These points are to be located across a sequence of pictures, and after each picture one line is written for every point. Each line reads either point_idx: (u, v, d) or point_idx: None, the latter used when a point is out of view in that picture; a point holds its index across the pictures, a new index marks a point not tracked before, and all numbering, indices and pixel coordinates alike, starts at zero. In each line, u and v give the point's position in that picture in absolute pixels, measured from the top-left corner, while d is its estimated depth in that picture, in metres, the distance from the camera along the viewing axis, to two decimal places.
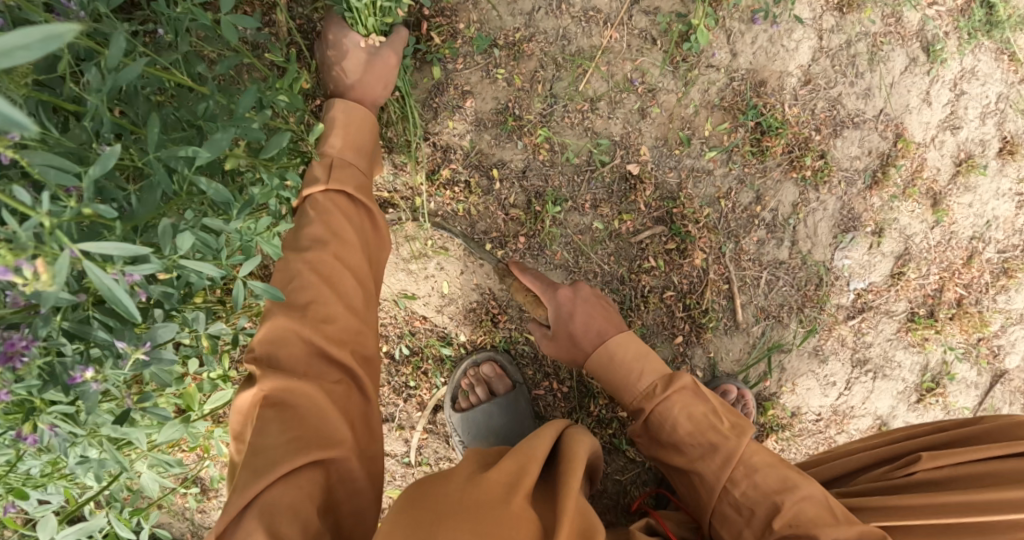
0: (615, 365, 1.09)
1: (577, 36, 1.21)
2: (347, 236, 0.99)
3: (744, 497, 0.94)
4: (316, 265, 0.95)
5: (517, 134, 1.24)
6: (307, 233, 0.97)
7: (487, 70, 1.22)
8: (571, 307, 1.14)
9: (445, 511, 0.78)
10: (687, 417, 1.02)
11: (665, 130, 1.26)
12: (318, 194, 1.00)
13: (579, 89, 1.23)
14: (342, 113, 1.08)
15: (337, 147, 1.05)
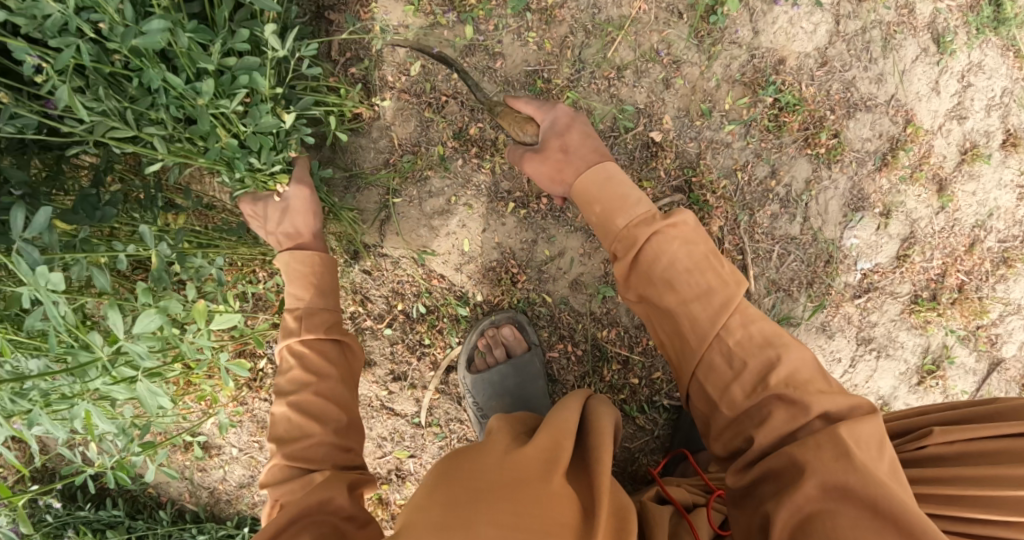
0: (612, 188, 1.03)
1: (607, 5, 1.25)
2: (325, 378, 1.06)
3: (737, 348, 0.88)
4: (300, 408, 1.03)
5: (545, 97, 1.28)
6: (288, 380, 1.06)
7: (519, 33, 1.26)
8: (569, 122, 1.12)
9: (482, 489, 0.77)
10: (684, 252, 0.94)
11: (688, 101, 1.30)
12: (294, 349, 1.09)
13: (607, 57, 1.27)
14: (297, 262, 1.13)
15: (299, 300, 1.12)
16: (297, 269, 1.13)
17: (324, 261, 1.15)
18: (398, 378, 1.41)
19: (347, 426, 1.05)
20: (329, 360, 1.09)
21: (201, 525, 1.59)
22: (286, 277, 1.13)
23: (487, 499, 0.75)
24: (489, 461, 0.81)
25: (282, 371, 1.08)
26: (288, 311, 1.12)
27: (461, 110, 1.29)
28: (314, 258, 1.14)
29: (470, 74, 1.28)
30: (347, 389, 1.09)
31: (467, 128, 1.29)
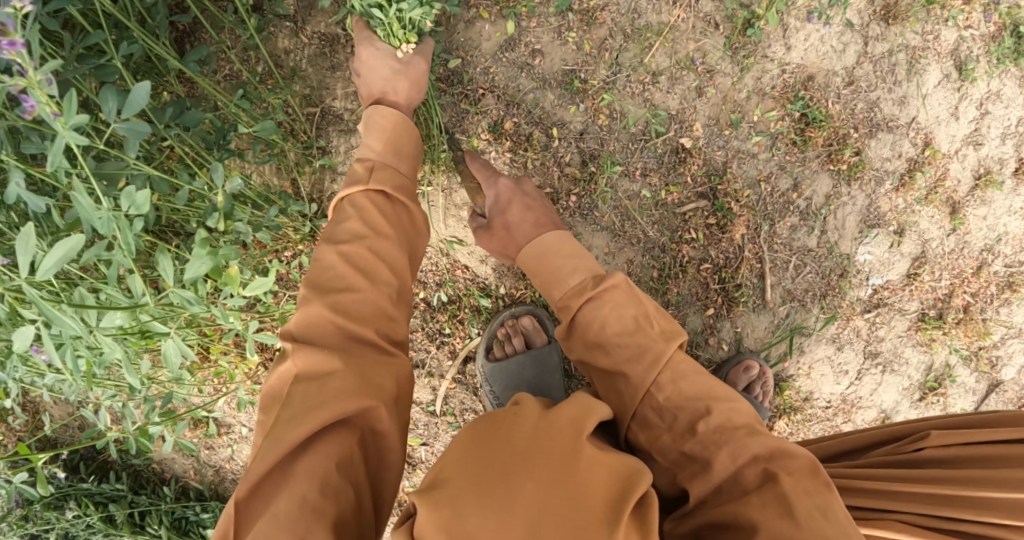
0: (549, 259, 1.01)
1: (647, 11, 1.28)
2: (384, 237, 0.99)
3: (668, 403, 0.84)
4: (351, 257, 0.95)
5: (580, 97, 1.31)
6: (343, 229, 0.98)
7: (559, 32, 1.28)
8: (510, 195, 1.13)
9: (518, 446, 0.73)
10: (614, 313, 0.91)
11: (718, 110, 1.33)
12: (355, 195, 1.01)
13: (644, 62, 1.30)
14: (382, 118, 1.09)
15: (375, 152, 1.07)
16: (381, 126, 1.09)
17: (406, 127, 1.12)
18: (416, 366, 1.42)
19: (398, 292, 0.98)
20: (390, 221, 1.02)
21: (205, 503, 1.60)
22: (366, 129, 1.09)
23: (520, 458, 0.71)
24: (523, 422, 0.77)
25: (339, 218, 1.00)
26: (359, 161, 1.07)
27: (497, 104, 1.31)
28: (400, 123, 1.10)
29: (508, 69, 1.30)
30: (402, 253, 1.01)
31: (502, 122, 1.31)
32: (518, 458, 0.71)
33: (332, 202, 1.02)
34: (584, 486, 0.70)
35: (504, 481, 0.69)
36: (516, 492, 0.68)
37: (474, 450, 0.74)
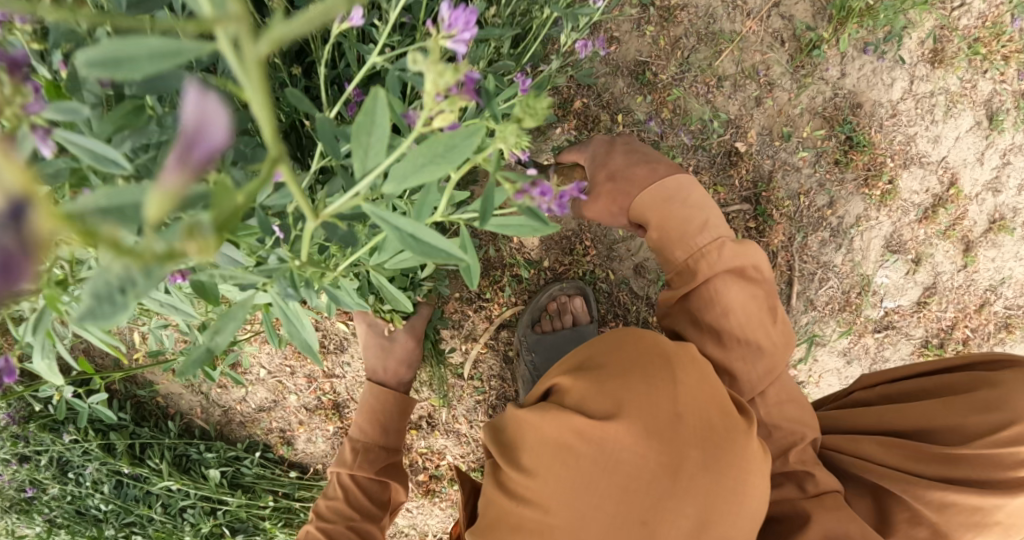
0: (674, 210, 0.97)
1: (722, 18, 1.35)
2: (368, 517, 1.16)
3: (781, 421, 0.97)
4: (337, 517, 1.13)
5: (649, 89, 1.37)
6: (332, 503, 1.15)
7: (638, 24, 1.34)
8: (608, 151, 1.06)
9: (679, 353, 0.81)
10: (741, 297, 0.94)
11: (772, 122, 1.41)
12: (344, 477, 1.17)
13: (712, 65, 1.37)
14: (371, 406, 1.25)
15: (363, 435, 1.23)
16: (371, 408, 1.25)
17: (398, 403, 1.27)
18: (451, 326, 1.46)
19: None
20: (374, 500, 1.19)
21: (210, 443, 1.57)
22: (360, 408, 1.26)
23: (682, 361, 0.79)
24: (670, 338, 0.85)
25: (331, 494, 1.18)
26: (349, 441, 1.23)
27: (569, 84, 1.37)
28: (389, 399, 1.25)
29: (587, 51, 1.36)
30: (381, 514, 1.19)
31: (572, 100, 1.37)
32: (681, 360, 0.79)
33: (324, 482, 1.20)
34: (724, 397, 0.79)
35: (674, 372, 0.77)
36: (683, 384, 0.76)
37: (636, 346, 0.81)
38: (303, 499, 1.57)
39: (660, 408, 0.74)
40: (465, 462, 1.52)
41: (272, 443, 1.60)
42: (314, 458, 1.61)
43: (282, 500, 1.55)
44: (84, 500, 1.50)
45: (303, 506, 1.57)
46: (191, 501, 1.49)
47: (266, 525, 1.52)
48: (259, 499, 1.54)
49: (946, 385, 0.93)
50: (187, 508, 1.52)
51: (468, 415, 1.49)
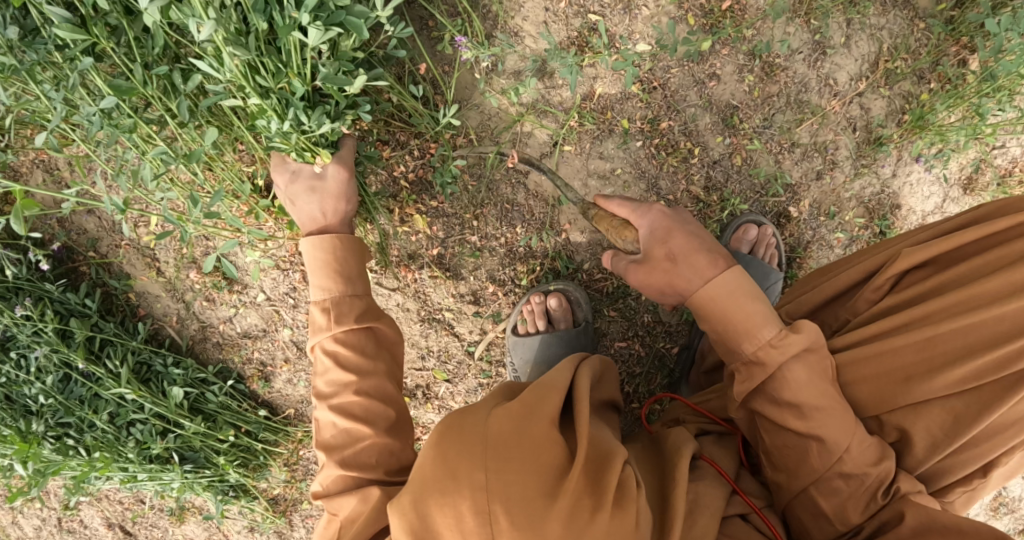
0: (743, 302, 0.94)
1: (813, 90, 1.44)
2: (366, 374, 1.04)
3: (855, 469, 0.90)
4: (345, 411, 1.02)
5: (732, 132, 1.42)
6: (334, 383, 1.04)
7: (740, 70, 1.41)
8: (669, 229, 1.01)
9: (473, 443, 0.81)
10: (805, 381, 0.91)
11: (823, 197, 1.48)
12: (328, 343, 1.06)
13: (792, 129, 1.44)
14: (324, 252, 1.13)
15: (327, 290, 1.10)
16: (320, 262, 1.12)
17: (346, 245, 1.14)
18: (473, 302, 1.43)
19: (394, 420, 1.04)
20: (367, 354, 1.06)
21: (178, 357, 1.42)
22: (311, 268, 1.13)
23: (472, 454, 0.80)
24: (472, 421, 0.84)
25: (320, 369, 1.06)
26: (317, 303, 1.11)
27: (662, 102, 1.40)
28: (339, 244, 1.13)
29: (689, 78, 1.40)
30: (392, 383, 1.07)
31: (659, 119, 1.40)
32: (472, 454, 0.80)
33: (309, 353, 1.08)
34: (512, 451, 0.80)
35: (458, 480, 0.78)
36: (468, 486, 0.78)
37: (432, 453, 0.82)
38: (265, 441, 1.46)
39: (453, 524, 0.77)
40: None
41: (246, 375, 1.46)
42: (286, 401, 1.49)
43: (243, 438, 1.43)
44: (19, 387, 1.33)
45: (264, 449, 1.46)
46: (145, 416, 1.35)
47: (220, 461, 1.40)
48: (218, 431, 1.41)
49: (958, 276, 0.95)
50: (136, 423, 1.38)
51: (467, 395, 1.46)
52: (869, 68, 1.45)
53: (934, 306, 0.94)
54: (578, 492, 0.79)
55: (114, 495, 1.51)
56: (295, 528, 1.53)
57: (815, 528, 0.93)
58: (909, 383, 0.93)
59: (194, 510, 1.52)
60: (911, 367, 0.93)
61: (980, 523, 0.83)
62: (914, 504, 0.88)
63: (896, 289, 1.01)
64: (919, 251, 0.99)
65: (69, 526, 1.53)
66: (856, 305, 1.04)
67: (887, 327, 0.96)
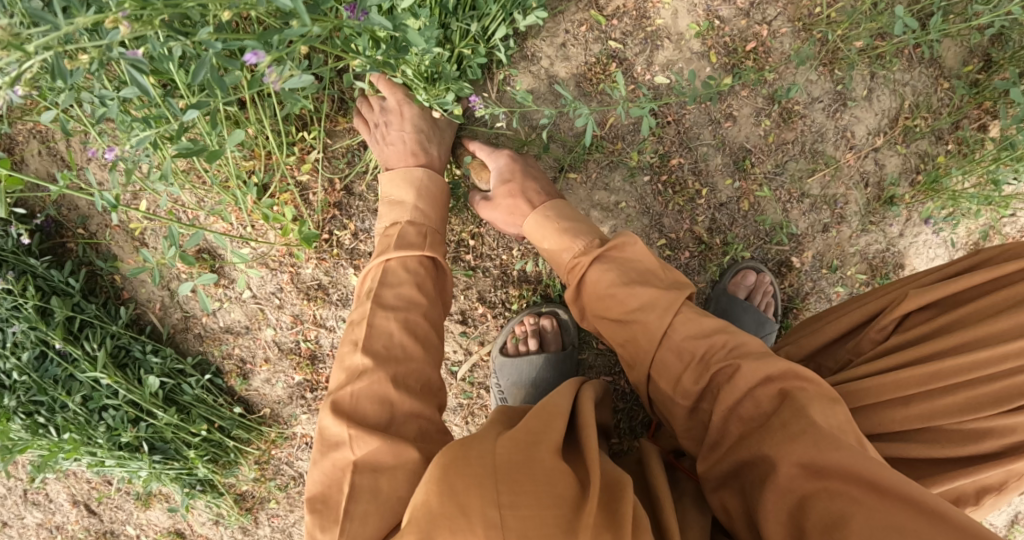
0: (559, 222, 1.13)
1: (829, 141, 1.41)
2: (436, 303, 1.10)
3: (684, 342, 0.95)
4: (408, 328, 1.04)
5: (742, 175, 1.40)
6: (399, 294, 1.07)
7: (758, 113, 1.38)
8: (513, 172, 1.23)
9: (480, 476, 0.79)
10: (613, 274, 1.02)
11: (827, 250, 1.45)
12: (408, 260, 1.11)
13: (803, 178, 1.41)
14: (427, 186, 1.20)
15: (423, 219, 1.17)
16: (427, 190, 1.20)
17: (444, 195, 1.23)
18: (460, 321, 1.41)
19: (441, 358, 1.09)
20: (434, 289, 1.12)
21: (157, 345, 1.40)
22: (413, 185, 1.20)
23: (481, 488, 0.78)
24: (476, 453, 0.82)
25: (390, 280, 1.08)
26: (409, 222, 1.16)
27: (674, 138, 1.37)
28: (440, 186, 1.22)
29: (706, 116, 1.37)
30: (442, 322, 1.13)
31: (669, 156, 1.37)
32: (480, 489, 0.78)
33: (378, 261, 1.10)
34: (523, 478, 0.79)
35: (470, 517, 0.77)
36: (481, 523, 0.76)
37: (436, 487, 0.80)
38: (238, 438, 1.44)
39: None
40: None
41: (225, 370, 1.44)
42: (262, 400, 1.46)
43: (216, 433, 1.41)
44: None
45: (236, 446, 1.44)
46: (117, 403, 1.33)
47: (189, 454, 1.38)
48: (191, 424, 1.39)
49: (970, 313, 0.93)
50: (108, 409, 1.36)
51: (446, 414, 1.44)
52: (889, 124, 1.42)
53: (943, 341, 0.91)
54: (597, 523, 0.77)
55: (81, 474, 1.50)
56: (260, 525, 1.52)
57: (676, 415, 0.97)
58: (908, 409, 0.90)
59: (160, 497, 1.51)
60: (915, 397, 0.90)
61: (874, 461, 0.78)
62: (813, 439, 0.81)
63: (901, 329, 0.99)
64: (929, 289, 0.97)
65: (33, 499, 1.52)
66: (861, 343, 1.02)
67: (893, 361, 0.93)
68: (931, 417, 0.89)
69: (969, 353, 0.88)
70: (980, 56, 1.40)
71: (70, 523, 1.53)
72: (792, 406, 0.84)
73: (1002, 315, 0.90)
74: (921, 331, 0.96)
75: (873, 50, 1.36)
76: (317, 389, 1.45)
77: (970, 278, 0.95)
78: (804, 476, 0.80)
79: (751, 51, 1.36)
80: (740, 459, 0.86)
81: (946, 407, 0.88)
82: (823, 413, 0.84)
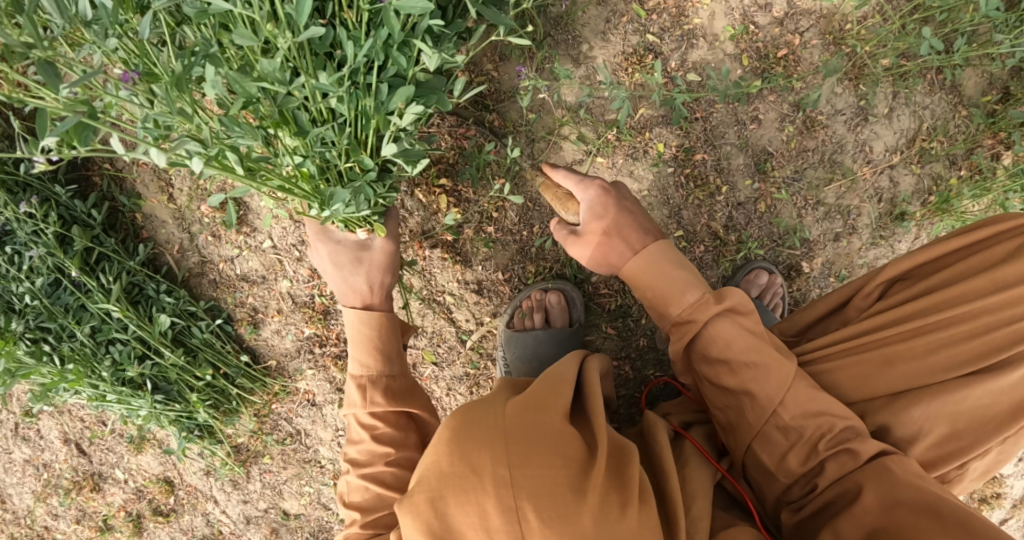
0: (665, 274, 1.03)
1: (848, 154, 1.45)
2: (403, 449, 1.07)
3: (793, 423, 0.96)
4: (377, 481, 1.04)
5: (762, 177, 1.43)
6: (364, 451, 1.06)
7: (782, 119, 1.43)
8: (607, 205, 1.08)
9: (489, 436, 0.78)
10: (731, 338, 0.98)
11: (836, 259, 1.49)
12: (363, 417, 1.08)
13: (820, 187, 1.46)
14: (365, 325, 1.11)
15: (365, 367, 1.10)
16: (364, 331, 1.11)
17: (391, 324, 1.13)
18: (476, 291, 1.43)
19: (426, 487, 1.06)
20: (401, 429, 1.09)
21: (171, 286, 1.40)
22: (352, 340, 1.11)
23: (491, 447, 0.77)
24: (487, 415, 0.82)
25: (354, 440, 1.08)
26: (352, 376, 1.10)
27: (700, 134, 1.41)
28: (376, 319, 1.12)
29: (733, 116, 1.41)
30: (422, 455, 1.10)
31: (695, 150, 1.41)
32: (489, 447, 0.77)
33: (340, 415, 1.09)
34: (536, 436, 0.79)
35: (479, 477, 0.75)
36: (491, 482, 0.75)
37: (447, 448, 0.79)
38: (241, 387, 1.44)
39: (475, 521, 0.75)
40: None
41: (236, 318, 1.45)
42: (269, 351, 1.47)
43: (220, 380, 1.41)
44: (8, 284, 1.30)
45: (239, 395, 1.45)
46: (126, 338, 1.33)
47: (192, 398, 1.38)
48: (196, 367, 1.39)
49: (944, 278, 1.02)
50: (116, 343, 1.36)
51: (451, 383, 1.46)
52: (906, 144, 1.47)
53: (919, 305, 1.00)
54: (605, 488, 0.77)
55: (76, 411, 1.48)
56: (251, 480, 1.52)
57: (769, 487, 0.99)
58: (888, 368, 1.00)
59: (154, 442, 1.50)
60: (894, 353, 1.00)
61: (946, 497, 0.85)
62: (899, 482, 0.88)
63: (885, 295, 1.08)
64: (908, 258, 1.06)
65: (24, 434, 1.50)
66: (850, 311, 1.11)
67: (876, 325, 1.03)
68: (913, 379, 0.98)
69: (949, 314, 0.97)
70: (999, 88, 1.46)
71: (58, 462, 1.51)
72: (877, 462, 0.91)
73: (971, 279, 0.98)
74: (901, 297, 1.04)
75: (898, 68, 1.42)
76: (325, 345, 1.45)
77: (943, 246, 1.03)
78: (880, 517, 0.88)
79: (782, 58, 1.40)
80: (822, 504, 0.93)
81: (927, 366, 0.98)
82: (899, 464, 0.90)
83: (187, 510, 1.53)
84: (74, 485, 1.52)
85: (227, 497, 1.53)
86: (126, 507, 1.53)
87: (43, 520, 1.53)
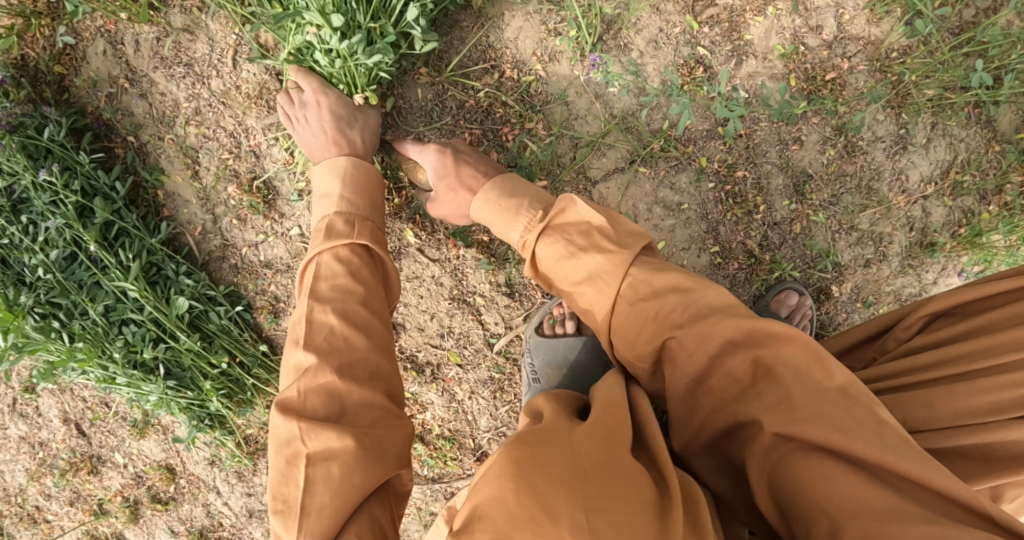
0: (505, 203, 1.08)
1: (884, 181, 1.45)
2: (374, 290, 1.01)
3: (638, 305, 0.88)
4: (348, 318, 0.96)
5: (799, 198, 1.43)
6: (334, 286, 0.99)
7: (824, 142, 1.42)
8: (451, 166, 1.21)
9: (563, 476, 0.69)
10: (565, 243, 0.96)
11: (864, 285, 1.49)
12: (339, 250, 1.03)
13: (855, 213, 1.46)
14: (352, 167, 1.13)
15: (347, 201, 1.09)
16: (353, 175, 1.13)
17: (375, 175, 1.16)
18: (507, 294, 1.40)
19: (389, 345, 0.99)
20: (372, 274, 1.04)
21: (191, 268, 1.35)
22: (337, 175, 1.13)
23: (568, 490, 0.68)
24: (556, 453, 0.72)
25: (325, 273, 1.00)
26: (332, 212, 1.08)
27: (743, 150, 1.40)
28: (364, 167, 1.14)
29: (775, 136, 1.40)
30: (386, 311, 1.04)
31: (737, 166, 1.40)
32: (567, 489, 0.68)
33: (308, 256, 1.02)
34: (612, 481, 0.70)
35: (556, 523, 0.65)
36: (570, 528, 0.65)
37: (514, 483, 0.69)
38: (257, 377, 1.39)
39: None
40: (440, 427, 1.43)
41: (257, 305, 1.41)
42: None
43: (236, 368, 1.36)
44: (19, 254, 1.23)
45: (254, 385, 1.40)
46: (141, 319, 1.27)
47: (206, 386, 1.33)
48: (211, 354, 1.34)
49: (997, 320, 0.92)
50: (129, 324, 1.29)
51: (475, 386, 1.42)
52: (940, 175, 1.46)
53: (967, 347, 0.90)
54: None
55: (79, 391, 1.43)
56: (258, 472, 1.48)
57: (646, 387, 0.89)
58: (931, 409, 0.87)
59: (158, 428, 1.44)
60: (938, 395, 0.88)
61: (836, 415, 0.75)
62: (787, 400, 0.77)
63: (927, 329, 1.01)
64: (952, 296, 0.98)
65: (21, 411, 1.44)
66: (890, 345, 1.05)
67: (918, 365, 0.93)
68: (956, 417, 0.85)
69: (998, 357, 0.86)
70: None
71: (55, 442, 1.45)
72: (769, 377, 0.79)
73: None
74: (947, 338, 0.96)
75: (941, 100, 1.41)
76: None
77: (988, 286, 0.95)
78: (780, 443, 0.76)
79: (829, 80, 1.40)
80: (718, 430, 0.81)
81: (961, 409, 0.85)
82: (786, 363, 0.79)
83: (187, 500, 1.48)
84: (71, 466, 1.45)
85: (230, 489, 1.48)
86: (123, 493, 1.47)
87: (35, 500, 1.47)
